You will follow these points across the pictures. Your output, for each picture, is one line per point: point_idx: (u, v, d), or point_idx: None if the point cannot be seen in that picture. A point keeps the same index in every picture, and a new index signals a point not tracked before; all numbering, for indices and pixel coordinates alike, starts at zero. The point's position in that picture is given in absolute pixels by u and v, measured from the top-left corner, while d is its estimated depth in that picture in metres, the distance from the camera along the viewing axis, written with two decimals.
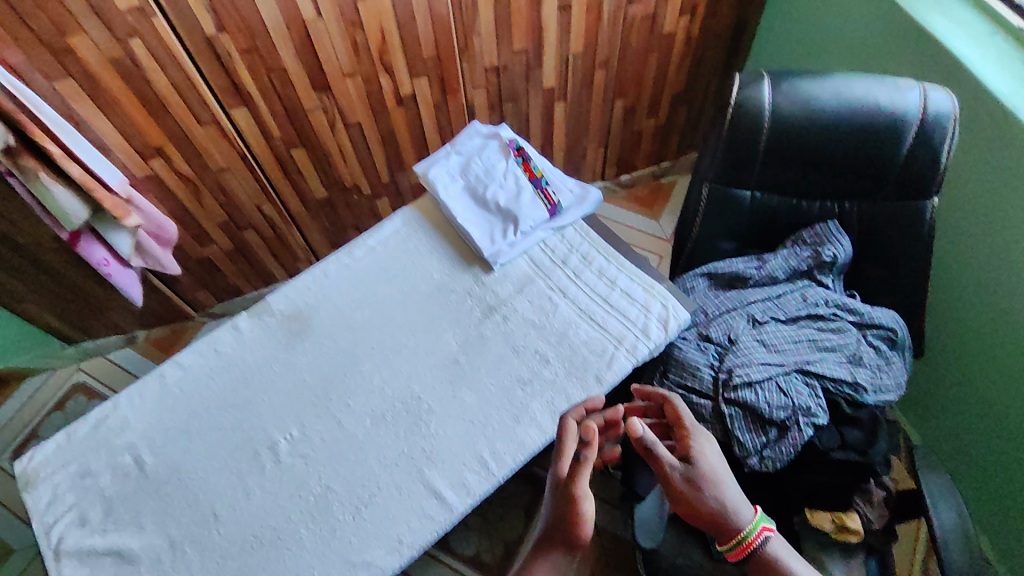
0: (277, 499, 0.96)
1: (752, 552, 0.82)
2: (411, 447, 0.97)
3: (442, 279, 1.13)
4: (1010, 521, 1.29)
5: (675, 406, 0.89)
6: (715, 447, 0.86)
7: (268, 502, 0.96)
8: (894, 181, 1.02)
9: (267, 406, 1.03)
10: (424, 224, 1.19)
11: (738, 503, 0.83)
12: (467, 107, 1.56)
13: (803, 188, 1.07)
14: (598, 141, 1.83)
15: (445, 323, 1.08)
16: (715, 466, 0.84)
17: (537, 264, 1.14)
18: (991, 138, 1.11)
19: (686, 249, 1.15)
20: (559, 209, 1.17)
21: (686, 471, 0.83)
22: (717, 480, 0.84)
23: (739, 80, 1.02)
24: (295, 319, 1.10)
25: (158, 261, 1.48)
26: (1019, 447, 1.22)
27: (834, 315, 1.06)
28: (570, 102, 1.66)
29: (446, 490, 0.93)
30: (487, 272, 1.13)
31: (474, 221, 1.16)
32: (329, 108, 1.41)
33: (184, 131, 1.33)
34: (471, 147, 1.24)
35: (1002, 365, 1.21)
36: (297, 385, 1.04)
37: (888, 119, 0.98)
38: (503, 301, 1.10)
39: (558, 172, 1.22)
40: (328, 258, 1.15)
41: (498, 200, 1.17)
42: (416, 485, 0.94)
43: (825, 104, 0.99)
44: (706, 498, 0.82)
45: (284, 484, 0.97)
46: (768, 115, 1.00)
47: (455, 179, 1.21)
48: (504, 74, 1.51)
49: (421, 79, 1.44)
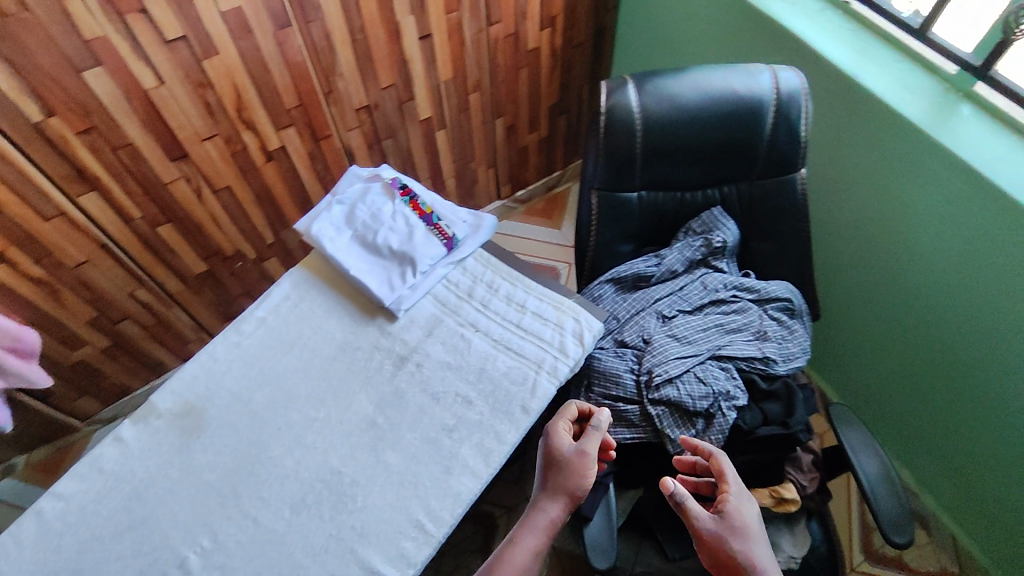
0: None
1: None
2: (337, 527, 0.88)
3: (344, 338, 1.06)
4: (926, 449, 1.39)
5: (718, 455, 0.90)
6: (755, 511, 0.87)
7: None
8: (765, 160, 1.07)
9: (170, 519, 0.90)
10: (316, 283, 1.12)
11: (769, 564, 0.81)
12: (344, 150, 1.50)
13: (684, 180, 1.10)
14: (487, 162, 1.82)
15: (355, 384, 1.02)
16: (745, 518, 0.85)
17: (442, 302, 1.10)
18: (840, 104, 1.19)
19: (587, 258, 1.14)
20: (456, 242, 1.14)
21: (716, 524, 0.84)
22: (749, 536, 0.83)
23: (605, 89, 1.03)
24: (188, 415, 0.99)
25: (25, 378, 1.29)
26: (919, 381, 1.32)
27: (734, 296, 1.10)
28: (450, 129, 1.64)
29: (383, 566, 0.84)
30: (391, 320, 1.07)
31: (369, 271, 1.10)
32: (191, 176, 1.31)
33: (26, 230, 1.18)
34: (352, 194, 1.18)
35: (891, 311, 1.30)
36: (201, 488, 0.92)
37: (748, 104, 1.02)
38: (414, 347, 1.05)
39: (448, 204, 1.19)
40: (215, 341, 1.06)
41: (390, 244, 1.12)
42: (349, 567, 0.85)
43: (689, 98, 1.02)
44: (733, 548, 0.82)
45: None
46: (639, 116, 1.03)
47: (342, 229, 1.14)
48: (376, 111, 1.47)
49: (289, 130, 1.37)
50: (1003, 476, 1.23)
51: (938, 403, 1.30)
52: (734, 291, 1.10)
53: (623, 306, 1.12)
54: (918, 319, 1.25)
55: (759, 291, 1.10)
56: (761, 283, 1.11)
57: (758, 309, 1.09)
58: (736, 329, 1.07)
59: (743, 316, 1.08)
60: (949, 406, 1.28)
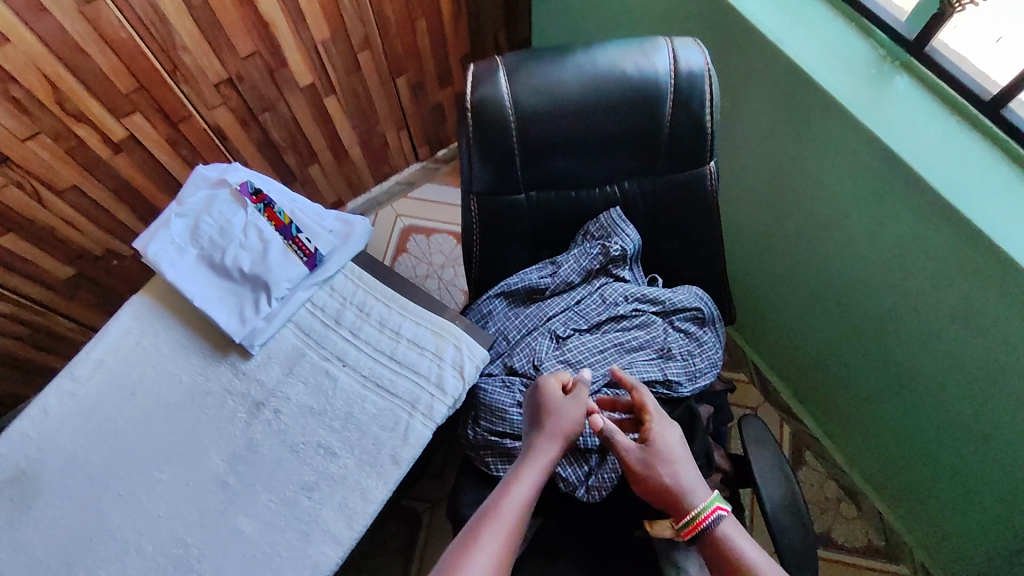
0: None
1: (703, 532, 0.74)
2: None
3: (193, 381, 0.95)
4: (857, 431, 1.33)
5: (638, 387, 0.84)
6: (678, 432, 0.81)
7: None
8: (667, 152, 0.91)
9: None
10: (159, 312, 0.99)
11: (694, 482, 0.77)
12: (213, 131, 1.31)
13: (577, 178, 0.94)
14: (396, 126, 1.62)
15: (206, 437, 0.92)
16: (670, 444, 0.80)
17: (305, 332, 0.96)
18: (762, 71, 1.02)
19: (474, 270, 1.00)
20: (320, 258, 0.99)
21: (642, 451, 0.79)
22: (675, 458, 0.79)
23: (472, 76, 0.85)
24: (17, 483, 0.89)
25: None
26: (850, 368, 1.24)
27: (636, 309, 0.97)
28: (343, 95, 1.43)
29: None
30: (246, 358, 0.95)
31: (217, 300, 0.96)
32: (22, 182, 1.13)
33: None
34: (197, 204, 1.01)
35: (821, 296, 1.19)
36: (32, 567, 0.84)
37: (641, 89, 0.85)
38: (272, 390, 0.93)
39: (312, 209, 1.03)
40: (46, 389, 0.93)
41: (241, 267, 0.97)
42: None
43: (571, 87, 0.85)
44: (658, 473, 0.77)
45: None
46: (513, 111, 0.85)
47: (186, 249, 0.99)
48: (242, 85, 1.26)
49: (134, 117, 1.18)
50: (932, 466, 1.18)
51: (868, 390, 1.22)
52: (635, 304, 0.98)
53: (514, 326, 0.99)
54: (848, 308, 1.14)
55: (663, 302, 0.98)
56: (665, 292, 0.99)
57: (661, 323, 0.98)
58: (636, 348, 0.96)
59: (644, 333, 0.96)
60: (879, 396, 1.20)
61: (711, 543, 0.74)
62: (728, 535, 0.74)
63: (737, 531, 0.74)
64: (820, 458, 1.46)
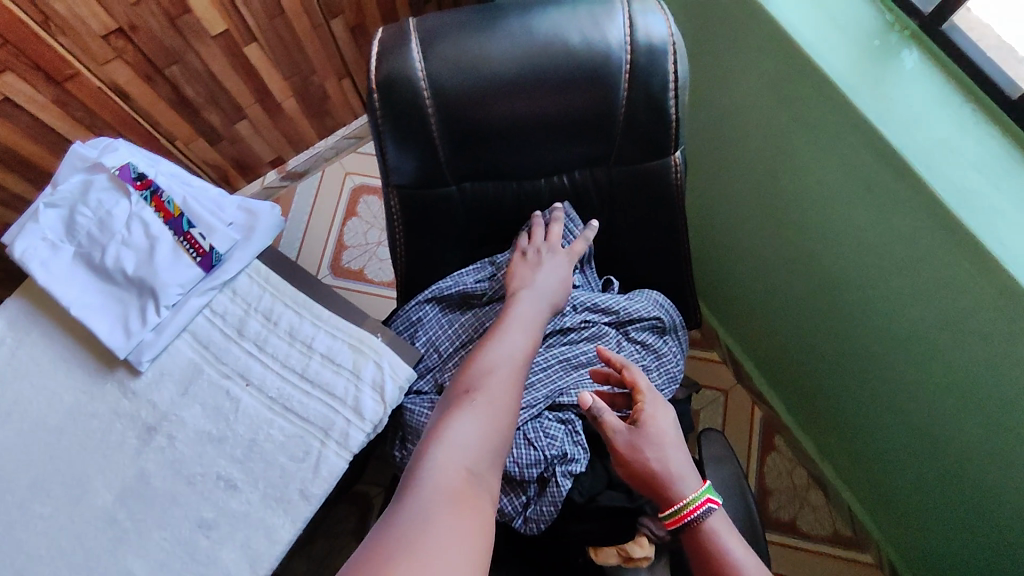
0: None
1: (689, 524, 0.67)
2: None
3: (77, 401, 0.82)
4: (830, 429, 1.23)
5: (630, 367, 0.75)
6: (672, 415, 0.73)
7: None
8: (622, 141, 0.76)
9: None
10: (39, 316, 0.86)
11: (683, 469, 0.69)
12: (110, 88, 1.12)
13: (517, 169, 0.79)
14: (336, 74, 1.43)
15: (92, 467, 0.80)
16: (662, 428, 0.71)
17: (202, 344, 0.84)
18: (744, 32, 0.85)
19: (400, 268, 0.87)
20: (217, 258, 0.85)
21: (631, 434, 0.70)
22: (666, 443, 0.70)
23: (378, 46, 0.70)
24: None
25: None
26: (824, 367, 1.12)
27: (585, 321, 0.86)
28: (266, 41, 1.24)
29: None
30: (135, 375, 0.83)
31: (97, 307, 0.83)
32: None
33: None
34: (70, 191, 0.86)
35: (798, 289, 1.06)
36: None
37: (588, 66, 0.70)
38: (165, 413, 0.81)
39: (211, 198, 0.89)
40: None
41: (123, 268, 0.83)
42: None
43: (503, 63, 0.69)
44: (648, 459, 0.69)
45: None
46: (432, 92, 0.70)
47: (60, 246, 0.84)
48: (138, 34, 1.07)
49: (5, 77, 0.99)
50: (906, 478, 1.07)
51: (841, 391, 1.11)
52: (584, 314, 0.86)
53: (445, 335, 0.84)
54: (826, 307, 1.01)
55: (618, 311, 0.86)
56: (620, 300, 0.87)
57: (615, 335, 0.86)
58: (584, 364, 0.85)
59: (593, 346, 0.85)
60: (853, 401, 1.09)
61: (696, 535, 0.67)
62: (716, 531, 0.67)
63: (725, 527, 0.67)
64: (791, 444, 1.38)
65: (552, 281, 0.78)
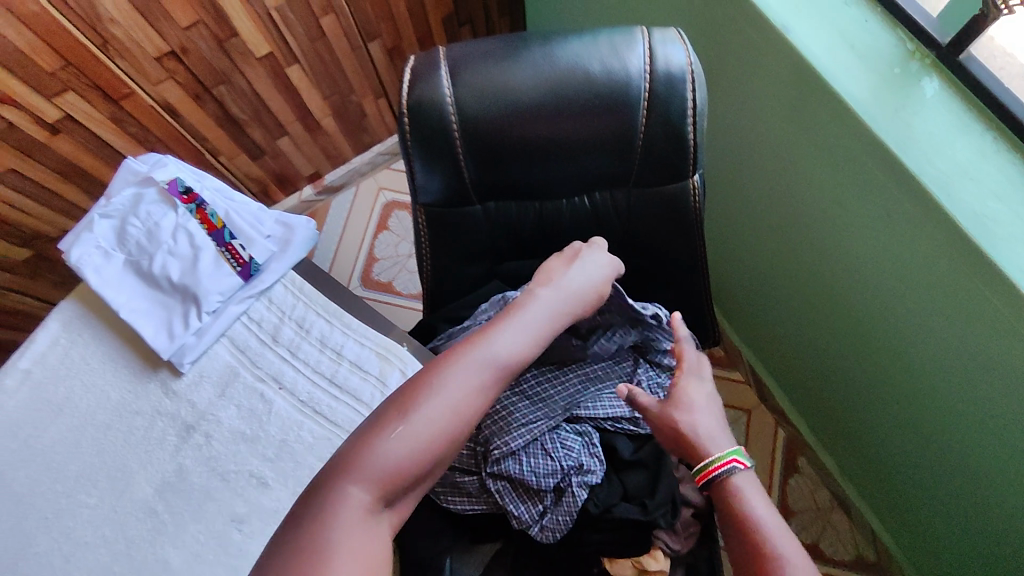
0: None
1: (713, 479, 0.66)
2: None
3: (123, 399, 0.88)
4: (854, 453, 1.21)
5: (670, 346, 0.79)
6: (709, 388, 0.74)
7: None
8: (641, 164, 0.79)
9: None
10: (90, 319, 0.91)
11: (713, 432, 0.70)
12: (163, 107, 1.20)
13: (538, 190, 0.82)
14: (372, 93, 1.49)
15: (135, 461, 0.85)
16: (693, 393, 0.73)
17: (239, 349, 0.89)
18: (765, 60, 0.88)
19: (426, 281, 0.91)
20: (256, 268, 0.91)
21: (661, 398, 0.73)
22: (696, 407, 0.72)
23: (410, 74, 0.74)
24: None
25: None
26: (847, 388, 1.11)
27: (611, 344, 0.89)
28: (306, 62, 1.30)
29: None
30: (177, 376, 0.88)
31: (144, 312, 0.88)
32: None
33: None
34: (122, 203, 0.91)
35: (820, 311, 1.06)
36: None
37: (608, 92, 0.73)
38: (204, 412, 0.86)
39: (250, 213, 0.94)
40: None
41: (171, 275, 0.89)
42: None
43: (527, 90, 0.73)
44: (675, 418, 0.71)
45: None
46: (457, 117, 0.74)
47: (111, 254, 0.90)
48: (189, 57, 1.15)
49: (68, 96, 1.07)
50: (929, 501, 1.05)
51: (863, 411, 1.10)
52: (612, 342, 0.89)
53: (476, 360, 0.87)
54: (848, 328, 1.01)
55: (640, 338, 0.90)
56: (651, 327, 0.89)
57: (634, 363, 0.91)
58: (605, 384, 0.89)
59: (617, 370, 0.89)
60: (877, 425, 1.08)
61: (722, 493, 0.65)
62: (746, 496, 0.65)
63: (754, 489, 0.65)
64: (815, 466, 1.37)
65: (582, 283, 0.74)
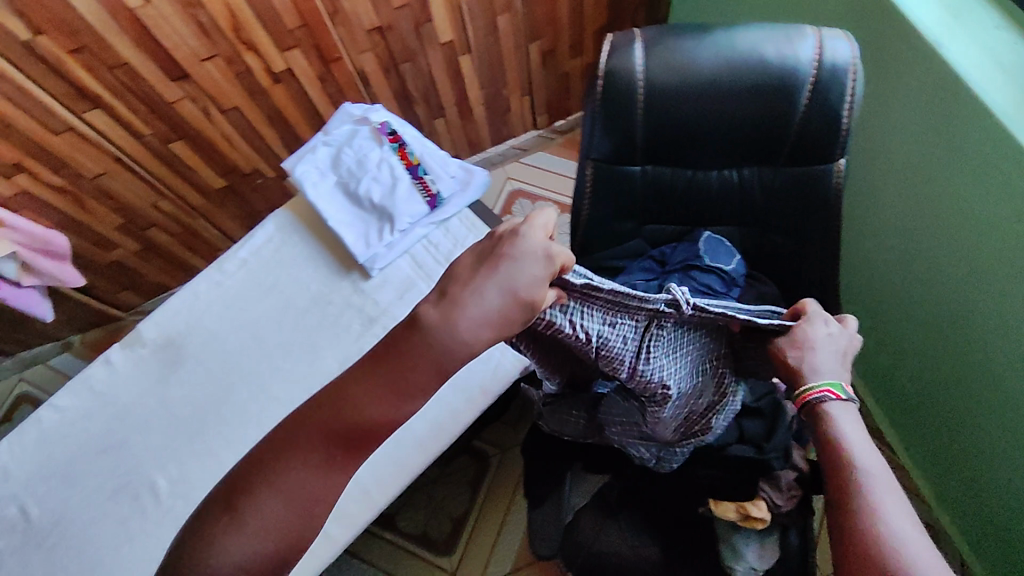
0: (161, 544, 0.93)
1: (807, 404, 0.73)
2: None
3: (319, 291, 1.05)
4: (950, 473, 1.24)
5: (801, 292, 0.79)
6: (830, 334, 0.75)
7: (151, 547, 0.93)
8: (793, 144, 0.90)
9: (142, 445, 0.98)
10: (300, 225, 1.09)
11: (821, 369, 0.73)
12: (358, 74, 1.41)
13: (695, 158, 0.94)
14: (521, 89, 1.66)
15: (324, 339, 1.02)
16: (812, 333, 0.75)
17: (418, 264, 1.05)
18: (915, 76, 0.98)
19: (579, 232, 1.03)
20: (441, 201, 1.08)
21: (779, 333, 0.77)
22: (811, 345, 0.74)
23: (608, 44, 0.87)
24: (167, 348, 1.03)
25: (57, 278, 1.40)
26: (953, 402, 1.15)
27: (645, 355, 0.75)
28: (477, 53, 1.49)
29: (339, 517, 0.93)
30: (366, 278, 1.05)
31: (349, 223, 1.06)
32: (197, 96, 1.28)
33: (40, 142, 1.22)
34: (341, 136, 1.11)
35: (935, 320, 1.12)
36: (173, 422, 0.99)
37: (778, 75, 0.85)
38: (385, 310, 1.02)
39: (439, 155, 1.11)
40: (199, 275, 1.08)
41: (372, 196, 1.07)
42: None
43: (706, 64, 0.85)
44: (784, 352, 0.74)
45: (168, 527, 0.94)
46: (643, 83, 0.87)
47: (327, 174, 1.09)
48: (390, 34, 1.35)
49: (294, 53, 1.30)
50: None
51: (967, 426, 1.14)
52: (668, 354, 0.76)
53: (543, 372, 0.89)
54: (963, 338, 1.07)
55: (669, 330, 0.75)
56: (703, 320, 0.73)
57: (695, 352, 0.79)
58: (668, 381, 0.78)
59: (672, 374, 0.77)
60: (981, 441, 1.12)
61: (813, 416, 0.73)
62: (834, 426, 0.71)
63: (844, 415, 0.72)
64: None
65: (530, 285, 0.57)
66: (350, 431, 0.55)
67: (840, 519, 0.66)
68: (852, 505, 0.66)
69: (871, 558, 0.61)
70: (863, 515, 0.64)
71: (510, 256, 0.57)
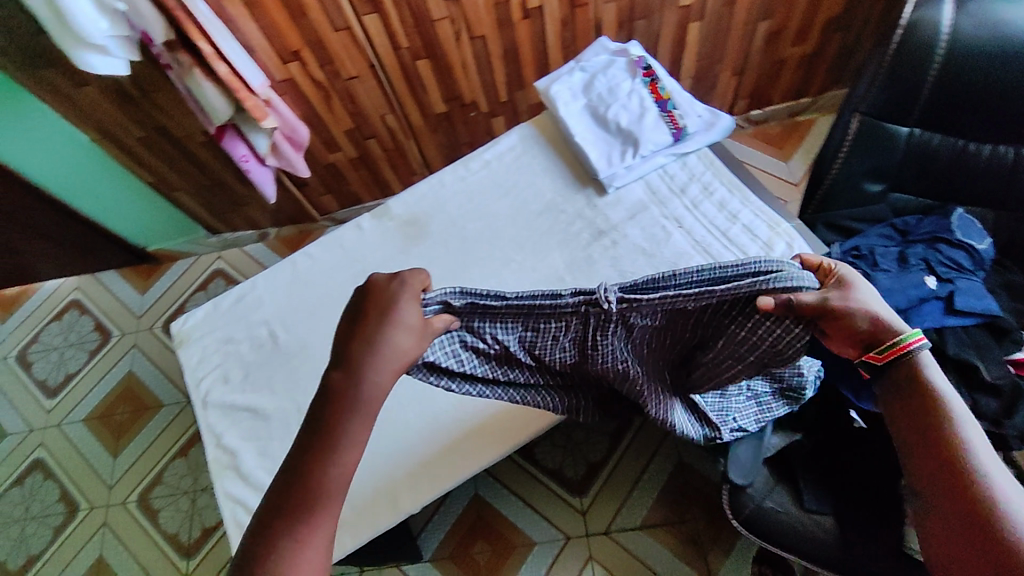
0: None
1: (901, 356, 0.74)
2: None
3: (553, 198, 1.11)
4: None
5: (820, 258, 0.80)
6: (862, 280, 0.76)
7: None
8: None
9: None
10: (543, 138, 1.17)
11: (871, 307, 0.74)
12: (595, 23, 1.47)
13: (973, 127, 0.94)
14: (733, 69, 1.67)
15: (554, 241, 1.07)
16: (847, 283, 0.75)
17: (652, 191, 1.08)
18: None
19: (823, 185, 1.05)
20: (685, 135, 1.09)
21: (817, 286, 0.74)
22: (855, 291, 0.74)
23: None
24: (412, 223, 1.14)
25: (291, 163, 1.56)
26: None
27: (578, 334, 0.83)
28: (708, 23, 1.51)
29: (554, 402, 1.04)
30: (601, 195, 1.10)
31: (593, 142, 1.11)
32: (455, 18, 1.40)
33: (320, 36, 1.37)
34: (595, 64, 1.16)
35: None
36: None
37: None
38: (615, 226, 1.06)
39: (688, 95, 1.12)
40: (446, 169, 1.19)
41: (619, 120, 1.10)
42: None
43: (1016, 30, 0.85)
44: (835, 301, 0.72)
45: None
46: (944, 40, 0.87)
47: (577, 96, 1.15)
48: None
49: None
50: None
51: None
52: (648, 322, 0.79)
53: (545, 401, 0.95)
54: None
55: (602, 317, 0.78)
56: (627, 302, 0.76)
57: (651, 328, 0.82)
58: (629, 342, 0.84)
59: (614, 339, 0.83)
60: None
61: (905, 370, 0.75)
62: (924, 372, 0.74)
63: (932, 366, 0.75)
64: None
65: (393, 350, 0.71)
66: (294, 512, 0.67)
67: (932, 464, 0.71)
68: (945, 450, 0.70)
69: (967, 496, 0.67)
70: (958, 457, 0.69)
71: (372, 305, 0.71)
